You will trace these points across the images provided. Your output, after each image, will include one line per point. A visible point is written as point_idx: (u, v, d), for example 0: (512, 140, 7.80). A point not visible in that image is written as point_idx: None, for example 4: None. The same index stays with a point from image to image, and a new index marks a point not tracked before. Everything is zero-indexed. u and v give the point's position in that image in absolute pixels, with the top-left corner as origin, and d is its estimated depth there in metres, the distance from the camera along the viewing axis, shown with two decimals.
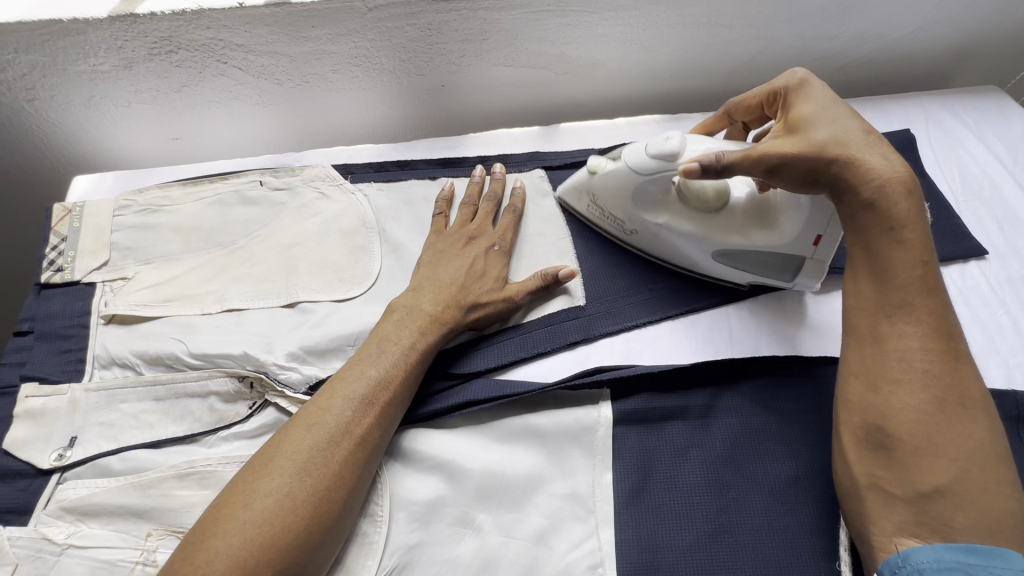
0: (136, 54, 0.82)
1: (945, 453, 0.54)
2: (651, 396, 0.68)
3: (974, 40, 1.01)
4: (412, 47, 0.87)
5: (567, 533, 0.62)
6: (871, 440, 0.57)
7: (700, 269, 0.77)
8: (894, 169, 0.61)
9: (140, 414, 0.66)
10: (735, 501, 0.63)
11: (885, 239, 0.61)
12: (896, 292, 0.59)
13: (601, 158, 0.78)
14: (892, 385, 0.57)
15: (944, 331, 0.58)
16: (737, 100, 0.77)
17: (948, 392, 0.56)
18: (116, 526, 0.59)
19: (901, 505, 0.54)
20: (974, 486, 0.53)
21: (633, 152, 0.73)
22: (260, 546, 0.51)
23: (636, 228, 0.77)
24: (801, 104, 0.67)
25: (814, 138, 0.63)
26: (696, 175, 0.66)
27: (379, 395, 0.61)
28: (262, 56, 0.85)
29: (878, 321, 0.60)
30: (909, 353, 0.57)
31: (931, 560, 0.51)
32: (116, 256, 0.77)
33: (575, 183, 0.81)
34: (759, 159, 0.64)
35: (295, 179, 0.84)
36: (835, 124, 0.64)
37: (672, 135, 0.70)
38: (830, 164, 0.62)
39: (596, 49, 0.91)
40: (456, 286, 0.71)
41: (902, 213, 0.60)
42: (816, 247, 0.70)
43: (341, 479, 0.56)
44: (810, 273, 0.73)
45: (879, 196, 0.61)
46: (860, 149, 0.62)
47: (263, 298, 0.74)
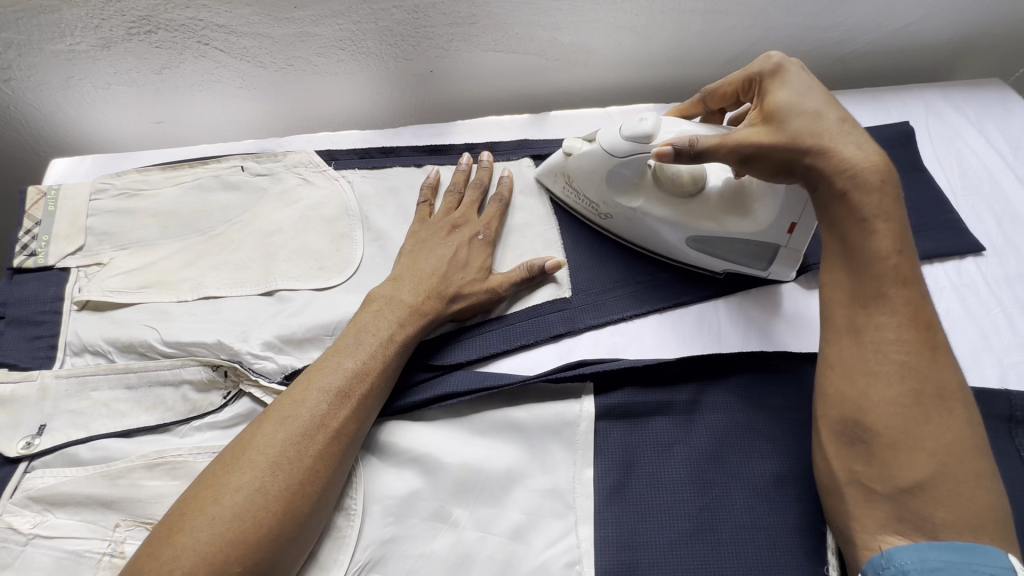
0: (115, 34, 0.80)
1: (923, 446, 0.53)
2: (635, 391, 0.67)
3: (978, 31, 0.99)
4: (399, 30, 0.85)
5: (545, 529, 0.60)
6: (847, 434, 0.56)
7: (673, 255, 0.76)
8: (867, 157, 0.60)
9: (112, 403, 0.65)
10: (718, 498, 0.62)
11: (858, 230, 0.59)
12: (872, 282, 0.58)
13: (576, 140, 0.77)
14: (868, 377, 0.56)
15: (920, 322, 0.57)
16: (712, 87, 0.75)
17: (925, 384, 0.54)
18: (84, 516, 0.58)
19: (882, 501, 0.53)
20: (953, 480, 0.51)
21: (607, 133, 0.72)
22: (229, 542, 0.49)
23: (612, 213, 0.76)
24: (777, 91, 0.64)
25: (789, 126, 0.62)
26: (670, 158, 0.64)
27: (356, 387, 0.59)
28: (244, 38, 0.83)
29: (855, 313, 0.58)
30: (885, 344, 0.56)
31: (914, 561, 0.49)
32: (91, 241, 0.75)
33: (552, 164, 0.79)
34: (731, 148, 0.63)
35: (276, 165, 0.82)
36: (810, 112, 0.62)
37: (646, 116, 0.69)
38: (804, 155, 0.61)
39: (588, 35, 0.89)
40: (438, 276, 0.69)
41: (874, 202, 0.59)
42: (790, 236, 0.69)
43: (316, 473, 0.55)
44: (783, 262, 0.72)
45: (852, 185, 0.60)
46: (835, 138, 0.61)
47: (240, 286, 0.72)
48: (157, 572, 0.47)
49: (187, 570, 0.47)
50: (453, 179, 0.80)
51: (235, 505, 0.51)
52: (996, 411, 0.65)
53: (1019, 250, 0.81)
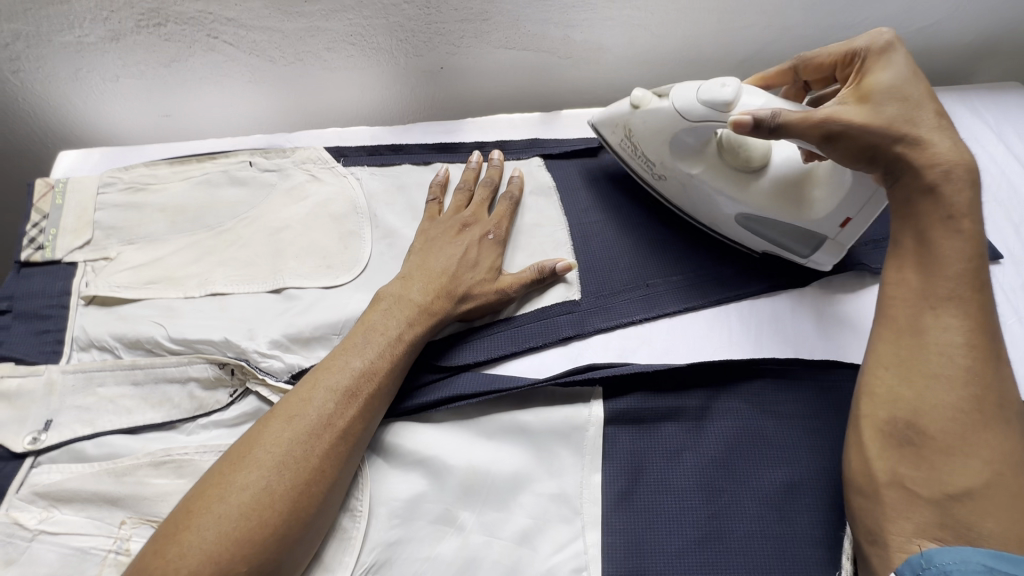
0: (123, 27, 0.80)
1: (979, 454, 0.52)
2: (644, 396, 0.66)
3: (997, 34, 0.97)
4: (410, 26, 0.84)
5: (552, 534, 0.60)
6: (899, 435, 0.55)
7: (717, 226, 0.77)
8: (961, 154, 0.60)
9: (118, 399, 0.65)
10: (727, 506, 0.61)
11: (943, 228, 0.58)
12: (945, 283, 0.57)
13: (647, 92, 0.75)
14: (932, 379, 0.55)
15: (987, 330, 0.56)
16: (808, 55, 0.71)
17: (986, 392, 0.54)
18: (89, 513, 0.58)
19: (925, 507, 0.52)
20: (1004, 491, 0.51)
21: (683, 92, 0.71)
22: (235, 541, 0.49)
23: (667, 175, 0.76)
24: (880, 72, 0.62)
25: (886, 111, 0.61)
26: (747, 129, 0.63)
27: (363, 386, 0.59)
28: (254, 32, 0.82)
29: (919, 313, 0.57)
30: (951, 347, 0.55)
31: (955, 562, 0.48)
32: (99, 236, 0.75)
33: (614, 113, 0.78)
34: (818, 127, 0.61)
35: (285, 161, 0.81)
36: (910, 100, 0.61)
37: (728, 82, 0.67)
38: (895, 142, 0.60)
39: (600, 33, 0.87)
40: (448, 276, 0.68)
41: (961, 202, 0.58)
42: (841, 230, 0.68)
43: (323, 472, 0.54)
44: (827, 252, 0.71)
45: (941, 182, 0.59)
46: (930, 131, 0.60)
47: (248, 283, 0.71)
48: (162, 570, 0.47)
49: (192, 569, 0.47)
50: (463, 178, 0.79)
51: (241, 503, 0.51)
52: None
53: None
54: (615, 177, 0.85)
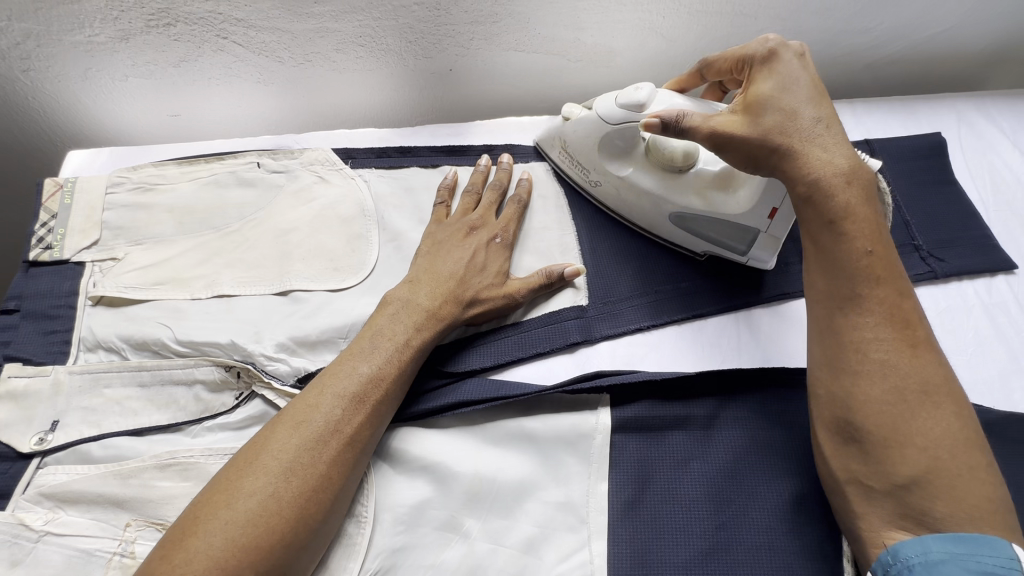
0: (133, 26, 0.79)
1: (913, 442, 0.51)
2: (653, 404, 0.66)
3: (1013, 40, 0.96)
4: (420, 28, 0.83)
5: (558, 543, 0.59)
6: (840, 434, 0.54)
7: (654, 230, 0.77)
8: (833, 164, 0.59)
9: (124, 401, 0.64)
10: (735, 517, 0.60)
11: (829, 234, 0.58)
12: (846, 284, 0.56)
13: (576, 107, 0.79)
14: (853, 376, 0.54)
15: (898, 319, 0.55)
16: (711, 58, 0.72)
17: (908, 380, 0.53)
18: (95, 515, 0.58)
19: (881, 499, 0.51)
20: (948, 473, 0.50)
21: (605, 99, 0.74)
22: (243, 548, 0.49)
23: (600, 180, 0.78)
24: (762, 81, 0.63)
25: (761, 121, 0.61)
26: (657, 130, 0.66)
27: (370, 393, 0.58)
28: (263, 32, 0.82)
29: (834, 316, 0.57)
30: (862, 345, 0.55)
31: (918, 554, 0.48)
32: (107, 235, 0.75)
33: (552, 129, 0.82)
34: (705, 137, 0.63)
35: (292, 162, 0.81)
36: (788, 109, 0.61)
37: (642, 86, 0.70)
38: (770, 153, 0.61)
39: (611, 36, 0.87)
40: (456, 280, 0.68)
41: (841, 206, 0.57)
42: (770, 221, 0.69)
43: (328, 479, 0.54)
44: (763, 248, 0.72)
45: (815, 191, 0.59)
46: (805, 140, 0.59)
47: (254, 285, 0.71)
48: None
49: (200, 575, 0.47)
50: (472, 180, 0.79)
51: (247, 510, 0.50)
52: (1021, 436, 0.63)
53: None
54: None
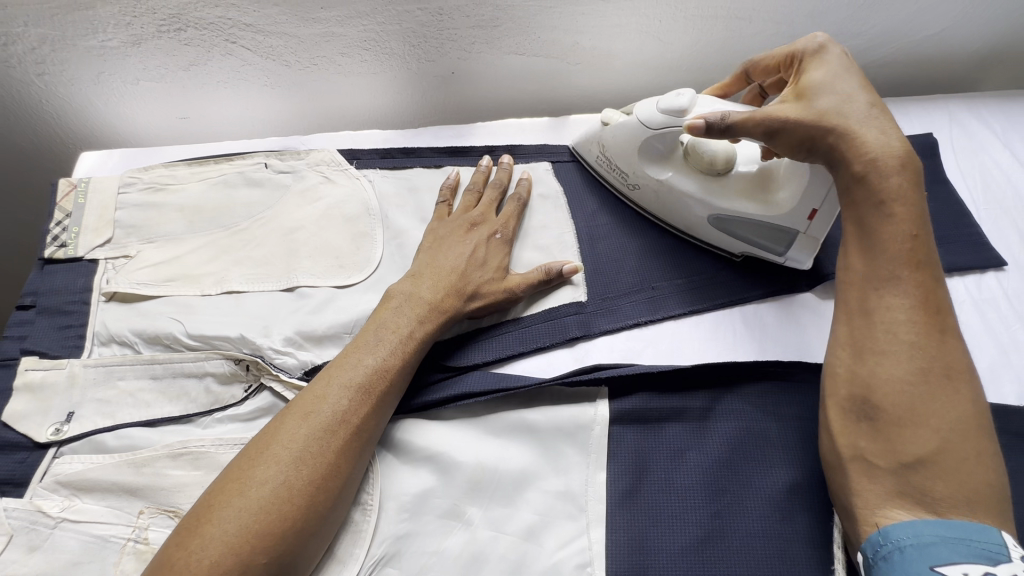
0: (145, 31, 0.82)
1: (929, 423, 0.53)
2: (650, 396, 0.67)
3: (1002, 43, 0.98)
4: (423, 32, 0.86)
5: (558, 531, 0.61)
6: (857, 410, 0.56)
7: (693, 232, 0.80)
8: (889, 144, 0.60)
9: (137, 393, 0.66)
10: (730, 506, 0.62)
11: (873, 215, 0.59)
12: (885, 264, 0.58)
13: (615, 112, 0.82)
14: (879, 355, 0.56)
15: (931, 304, 0.57)
16: (755, 59, 0.75)
17: (931, 363, 0.54)
18: (109, 502, 0.60)
19: (884, 477, 0.53)
20: (956, 456, 0.51)
21: (645, 104, 0.77)
22: (257, 533, 0.50)
23: (639, 183, 0.81)
24: (814, 70, 0.66)
25: (816, 105, 0.63)
26: (701, 132, 0.66)
27: (376, 384, 0.60)
28: (271, 37, 0.84)
29: (866, 295, 0.59)
30: (896, 325, 0.56)
31: (910, 536, 0.49)
32: (120, 234, 0.77)
33: (590, 134, 0.85)
34: (761, 121, 0.64)
35: (299, 163, 0.83)
36: (841, 94, 0.63)
37: (684, 92, 0.73)
38: (827, 134, 0.62)
39: (609, 40, 0.89)
40: (457, 274, 0.70)
41: (890, 189, 0.59)
42: (810, 222, 0.71)
43: (337, 466, 0.56)
44: (801, 249, 0.74)
45: (870, 170, 0.60)
46: (862, 121, 0.62)
47: (263, 282, 0.73)
48: (186, 560, 0.49)
49: (214, 559, 0.49)
50: (473, 180, 0.81)
51: (259, 498, 0.52)
52: (1010, 427, 0.65)
53: None
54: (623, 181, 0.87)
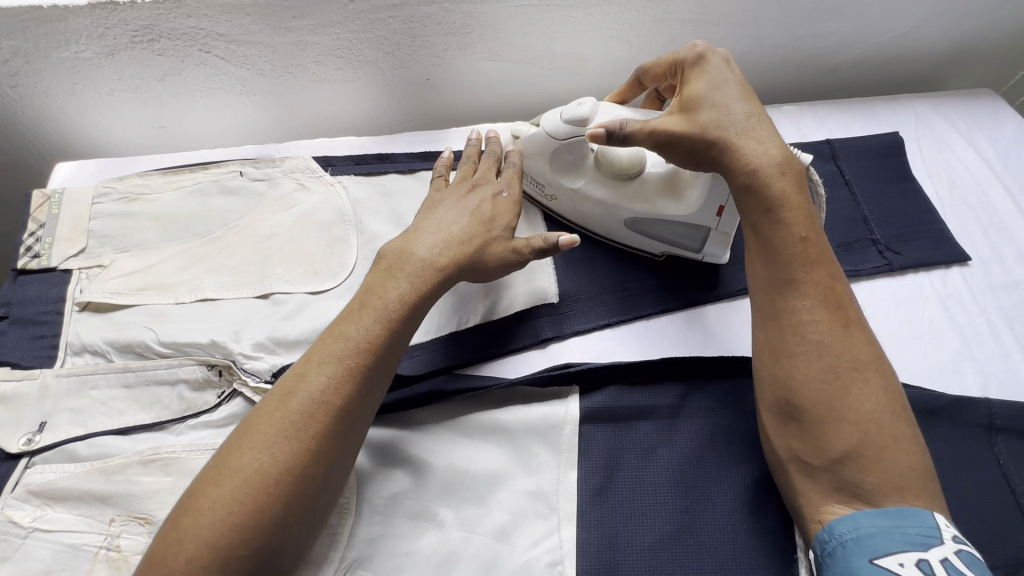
0: (119, 42, 0.82)
1: (845, 417, 0.54)
2: (620, 393, 0.68)
3: (967, 43, 1.00)
4: (396, 40, 0.87)
5: (529, 530, 0.62)
6: (783, 414, 0.57)
7: (613, 236, 0.80)
8: (769, 155, 0.62)
9: (110, 401, 0.67)
10: (699, 501, 0.63)
11: (767, 221, 0.61)
12: (786, 269, 0.59)
13: (522, 123, 0.80)
14: (791, 358, 0.57)
15: (833, 301, 0.58)
16: (647, 65, 0.76)
17: (840, 359, 0.55)
18: (81, 510, 0.60)
19: (820, 474, 0.54)
20: (877, 445, 0.53)
21: (550, 117, 0.76)
22: (231, 526, 0.50)
23: (555, 194, 0.80)
24: (694, 82, 0.67)
25: (699, 118, 0.64)
26: (603, 140, 0.68)
27: (354, 361, 0.57)
28: (245, 46, 0.85)
29: (773, 301, 0.60)
30: (801, 327, 0.57)
31: (850, 530, 0.51)
32: (94, 244, 0.77)
33: (503, 146, 0.83)
34: (650, 135, 0.66)
35: (274, 171, 0.84)
36: (721, 106, 0.64)
37: (584, 101, 0.73)
38: (711, 147, 0.64)
39: (580, 44, 0.90)
40: (458, 234, 0.67)
41: (784, 194, 0.61)
42: (719, 218, 0.72)
43: (316, 450, 0.54)
44: (716, 244, 0.75)
45: (754, 179, 0.61)
46: (740, 134, 0.63)
47: (237, 289, 0.74)
48: (169, 556, 0.49)
49: (191, 553, 0.49)
50: (466, 153, 0.79)
51: (235, 487, 0.51)
52: (971, 419, 0.66)
53: (1005, 259, 0.82)
54: None
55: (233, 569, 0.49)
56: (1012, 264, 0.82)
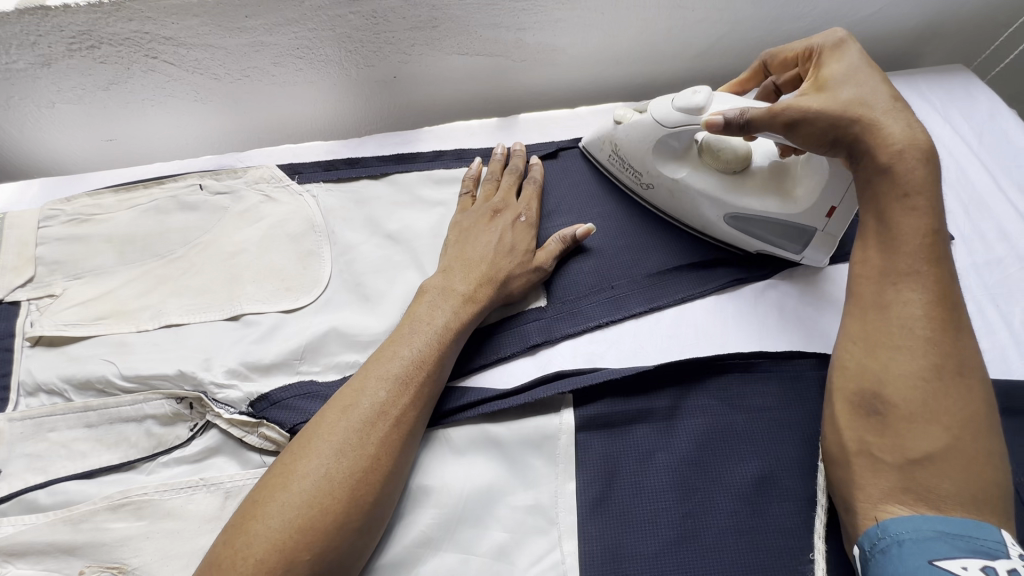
0: (54, 51, 0.76)
1: (939, 421, 0.53)
2: (614, 400, 0.66)
3: (940, 19, 0.99)
4: (359, 36, 0.82)
5: (529, 548, 0.59)
6: (864, 405, 0.56)
7: (709, 231, 0.78)
8: (914, 136, 0.60)
9: (71, 443, 0.62)
10: (701, 504, 0.61)
11: (898, 206, 0.59)
12: (906, 258, 0.58)
13: (628, 109, 0.80)
14: (893, 350, 0.56)
15: (947, 302, 0.56)
16: (774, 51, 0.75)
17: (946, 361, 0.54)
18: (46, 565, 0.55)
19: (889, 471, 0.53)
20: (964, 454, 0.52)
21: (659, 103, 0.75)
22: (299, 528, 0.49)
23: (654, 183, 0.79)
24: (832, 64, 0.66)
25: (839, 97, 0.63)
26: (719, 128, 0.66)
27: (414, 376, 0.58)
28: (195, 50, 0.79)
29: (882, 289, 0.58)
30: (911, 320, 0.56)
31: (909, 530, 0.49)
32: (42, 272, 0.72)
33: (600, 133, 0.83)
34: (781, 114, 0.64)
35: (238, 182, 0.79)
36: (863, 87, 0.63)
37: (700, 89, 0.71)
38: (852, 123, 0.62)
39: (553, 35, 0.87)
40: (487, 263, 0.69)
41: (915, 181, 0.59)
42: (829, 220, 0.70)
43: (381, 455, 0.54)
44: (818, 247, 0.73)
45: (897, 161, 0.60)
46: (884, 112, 0.62)
47: (204, 313, 0.69)
48: (233, 558, 0.48)
49: (260, 556, 0.47)
50: (490, 169, 0.80)
51: (303, 489, 0.51)
52: None
53: (987, 237, 0.82)
54: (578, 179, 0.85)
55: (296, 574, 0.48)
56: (994, 241, 0.82)
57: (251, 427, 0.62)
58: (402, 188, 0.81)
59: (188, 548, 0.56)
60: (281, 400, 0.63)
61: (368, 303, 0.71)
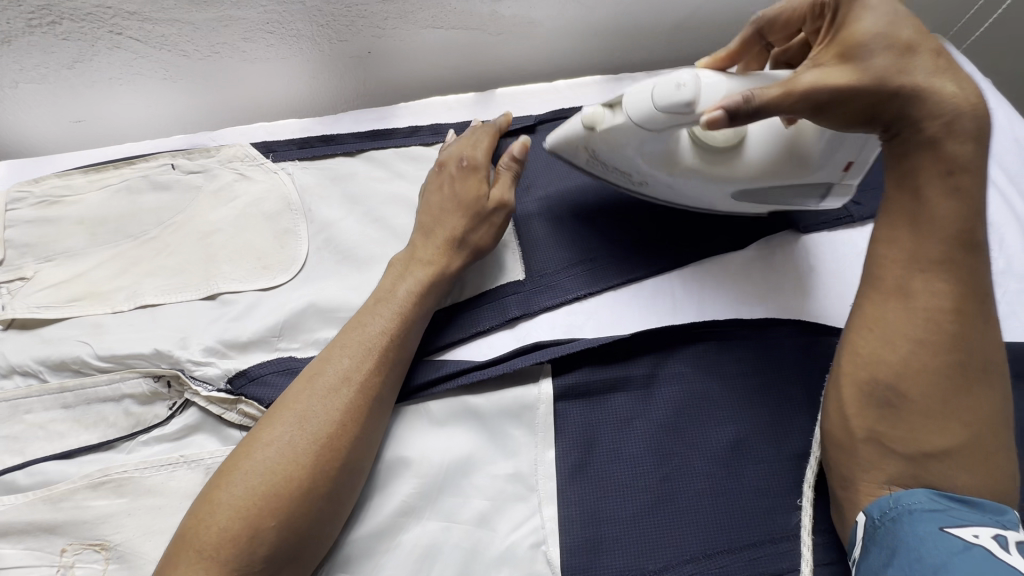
0: (13, 27, 0.74)
1: (959, 418, 0.52)
2: (592, 368, 0.67)
3: None
4: (329, 10, 0.80)
5: (510, 514, 0.61)
6: (877, 394, 0.54)
7: (719, 207, 0.73)
8: (963, 99, 0.53)
9: (49, 424, 0.62)
10: (677, 468, 0.62)
11: (941, 185, 0.54)
12: (938, 245, 0.54)
13: (597, 108, 0.67)
14: (914, 343, 0.54)
15: (976, 294, 0.54)
16: (771, 14, 0.66)
17: (969, 356, 0.53)
18: (27, 544, 0.56)
19: (899, 460, 0.53)
20: (979, 450, 0.51)
21: (636, 98, 0.62)
22: (263, 495, 0.49)
23: (647, 180, 0.71)
24: (862, 17, 0.53)
25: (874, 66, 0.52)
26: (724, 123, 0.55)
27: (378, 343, 0.58)
28: (161, 25, 0.78)
29: (907, 276, 0.55)
30: (936, 312, 0.54)
31: (922, 503, 0.50)
32: (12, 254, 0.71)
33: (570, 134, 0.71)
34: (804, 97, 0.53)
35: (210, 161, 0.78)
36: (900, 43, 0.53)
37: (682, 79, 0.59)
38: (893, 98, 0.53)
39: (529, 6, 0.85)
40: (441, 225, 0.68)
41: (961, 157, 0.54)
42: (847, 172, 0.64)
43: (343, 423, 0.54)
44: (836, 195, 0.68)
45: (941, 135, 0.53)
46: (927, 75, 0.53)
47: (179, 293, 0.69)
48: (197, 525, 0.49)
49: (223, 523, 0.48)
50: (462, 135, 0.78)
51: (267, 456, 0.51)
52: None
53: None
54: None
55: (263, 540, 0.48)
56: None
57: (230, 403, 0.62)
58: (379, 164, 0.81)
59: (170, 523, 0.57)
60: (259, 376, 0.63)
61: (346, 279, 0.71)
